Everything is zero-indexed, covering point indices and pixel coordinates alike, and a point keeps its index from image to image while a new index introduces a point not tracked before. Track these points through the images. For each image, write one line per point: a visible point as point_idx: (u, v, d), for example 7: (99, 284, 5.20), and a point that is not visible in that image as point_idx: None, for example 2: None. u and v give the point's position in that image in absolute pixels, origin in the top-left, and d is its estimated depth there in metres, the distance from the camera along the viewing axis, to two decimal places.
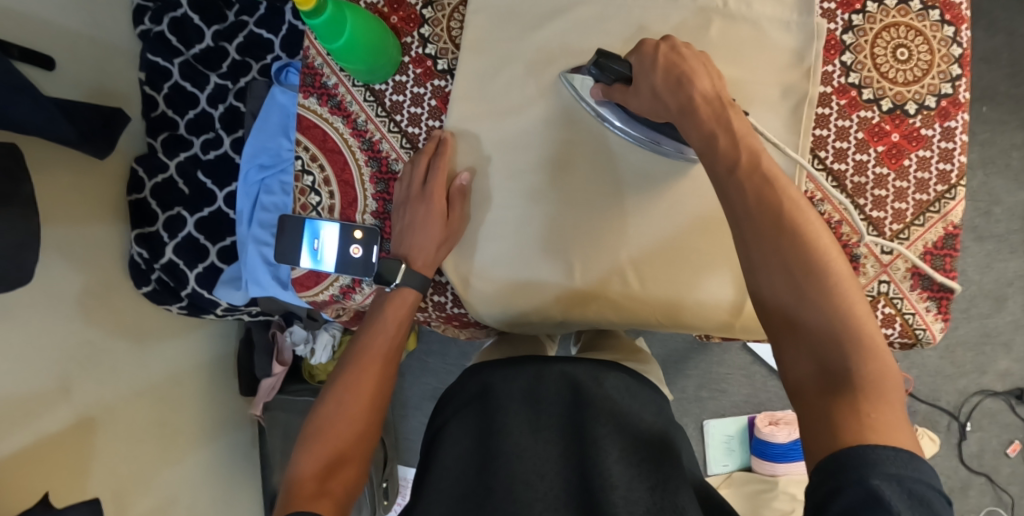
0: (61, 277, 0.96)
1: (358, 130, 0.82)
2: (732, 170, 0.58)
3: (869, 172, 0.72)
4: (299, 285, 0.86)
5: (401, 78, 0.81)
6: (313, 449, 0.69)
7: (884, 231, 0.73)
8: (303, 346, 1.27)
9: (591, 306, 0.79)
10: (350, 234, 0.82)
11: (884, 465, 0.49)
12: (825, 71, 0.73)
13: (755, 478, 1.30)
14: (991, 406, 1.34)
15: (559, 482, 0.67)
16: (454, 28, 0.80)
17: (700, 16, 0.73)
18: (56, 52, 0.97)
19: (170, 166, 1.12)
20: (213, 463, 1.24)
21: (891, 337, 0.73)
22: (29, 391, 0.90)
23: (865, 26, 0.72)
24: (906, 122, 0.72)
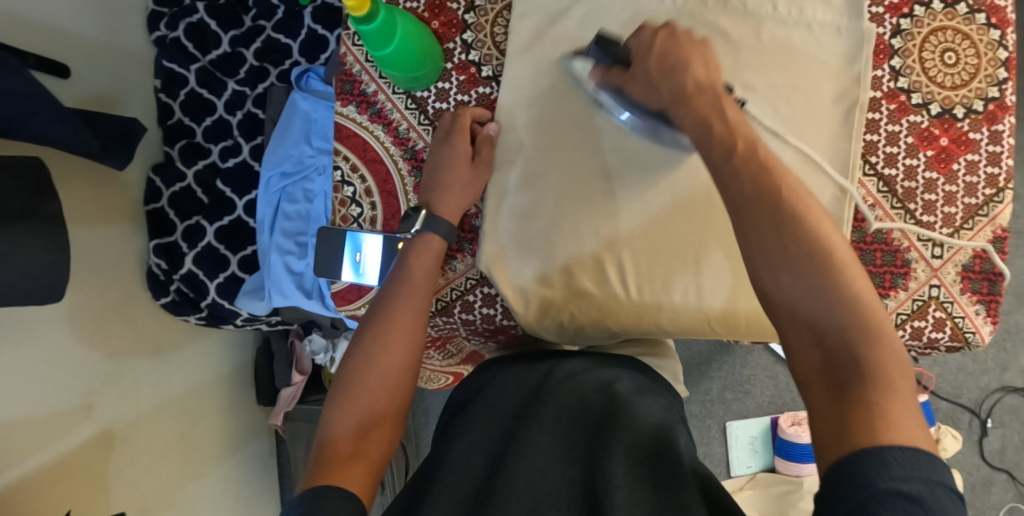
0: (82, 290, 0.94)
1: (400, 138, 0.81)
2: (728, 157, 0.53)
3: (919, 177, 0.72)
4: (338, 299, 0.84)
5: (444, 85, 0.81)
6: (342, 409, 0.63)
7: (935, 236, 0.72)
8: (323, 354, 1.23)
9: (645, 315, 0.77)
10: (394, 246, 0.80)
11: (894, 468, 0.40)
12: (874, 75, 0.72)
13: (780, 478, 1.29)
14: (1013, 402, 1.34)
15: (566, 479, 0.61)
16: (498, 34, 0.80)
17: (748, 22, 0.73)
18: (73, 61, 0.95)
19: (189, 175, 1.09)
20: (233, 475, 1.22)
21: (941, 341, 0.73)
22: (50, 409, 0.88)
23: (913, 30, 0.72)
24: (954, 126, 0.71)
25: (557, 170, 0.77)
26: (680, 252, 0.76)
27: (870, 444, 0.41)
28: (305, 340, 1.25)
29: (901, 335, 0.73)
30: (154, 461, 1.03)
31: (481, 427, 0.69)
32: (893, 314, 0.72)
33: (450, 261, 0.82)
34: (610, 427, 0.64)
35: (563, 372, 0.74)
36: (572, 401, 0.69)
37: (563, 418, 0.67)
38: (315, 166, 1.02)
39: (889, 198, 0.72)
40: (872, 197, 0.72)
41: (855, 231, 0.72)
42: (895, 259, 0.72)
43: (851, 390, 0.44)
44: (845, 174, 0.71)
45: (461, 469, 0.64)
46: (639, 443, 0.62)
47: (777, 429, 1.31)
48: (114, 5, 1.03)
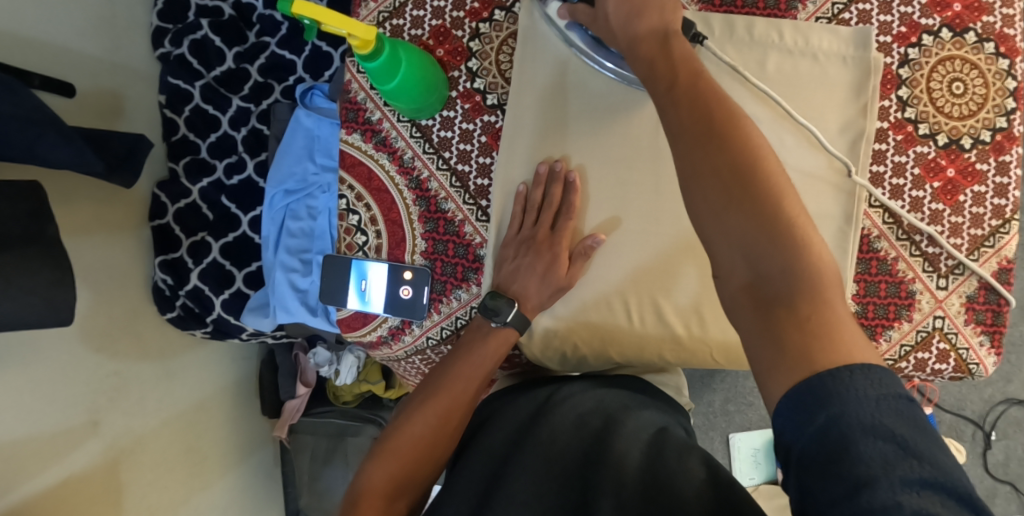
0: (88, 308, 0.94)
1: (405, 168, 0.82)
2: (672, 86, 0.57)
3: (925, 209, 0.72)
4: (345, 326, 0.85)
5: (448, 114, 0.81)
6: (380, 466, 0.69)
7: (940, 267, 0.72)
8: (327, 367, 1.23)
9: (648, 349, 0.80)
10: (399, 275, 0.81)
11: (845, 394, 0.46)
12: (881, 106, 0.72)
13: (782, 491, 1.30)
14: (1017, 414, 1.34)
15: (557, 498, 0.62)
16: (503, 61, 0.80)
17: (757, 51, 0.72)
18: (78, 80, 0.95)
19: (194, 191, 1.09)
20: (239, 487, 1.23)
21: (944, 373, 0.73)
22: (58, 427, 0.88)
23: (920, 60, 0.71)
24: (962, 156, 0.71)
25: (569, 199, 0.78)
26: (681, 282, 0.78)
27: (826, 367, 0.47)
28: (309, 353, 1.25)
29: (904, 366, 0.73)
30: (161, 474, 1.04)
31: (481, 451, 0.69)
32: (897, 345, 0.72)
33: (454, 291, 0.82)
34: (605, 446, 0.65)
35: (564, 394, 0.75)
36: (569, 422, 0.70)
37: (558, 438, 0.67)
38: (318, 183, 1.02)
39: (895, 229, 0.72)
40: (877, 228, 0.72)
41: (859, 262, 0.72)
42: (899, 291, 0.72)
43: (777, 307, 0.50)
44: (849, 207, 0.71)
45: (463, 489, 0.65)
46: (630, 462, 0.63)
47: None
48: (119, 22, 1.03)
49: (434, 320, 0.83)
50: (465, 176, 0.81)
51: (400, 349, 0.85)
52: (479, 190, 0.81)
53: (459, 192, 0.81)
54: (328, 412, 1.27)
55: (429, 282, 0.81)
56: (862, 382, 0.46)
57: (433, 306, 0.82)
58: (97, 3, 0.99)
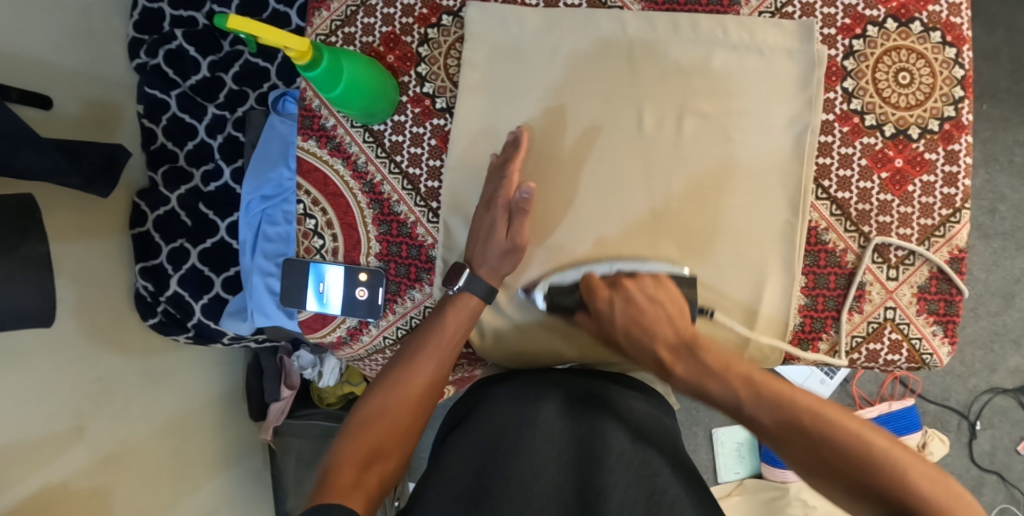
0: (70, 316, 0.96)
1: (359, 172, 0.83)
2: (739, 409, 0.64)
3: (873, 199, 0.74)
4: (305, 327, 0.86)
5: (400, 118, 0.82)
6: (352, 442, 0.68)
7: (890, 258, 0.74)
8: (311, 369, 1.27)
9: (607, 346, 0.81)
10: (355, 276, 0.83)
11: None
12: (826, 98, 0.75)
13: (767, 484, 1.30)
14: (1002, 403, 1.35)
15: (553, 484, 0.67)
16: (451, 66, 0.82)
17: (701, 49, 0.76)
18: (56, 92, 0.96)
19: (172, 199, 1.11)
20: (226, 489, 1.25)
21: (899, 363, 0.75)
22: (43, 432, 0.91)
23: (864, 52, 0.74)
24: (909, 146, 0.73)
25: (562, 185, 0.78)
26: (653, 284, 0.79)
27: None
28: (293, 356, 1.28)
29: (857, 357, 0.76)
30: (147, 478, 1.06)
31: (478, 433, 0.72)
32: (849, 336, 0.75)
33: (408, 291, 0.83)
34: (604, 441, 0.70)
35: (556, 378, 0.79)
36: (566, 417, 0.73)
37: (558, 422, 0.72)
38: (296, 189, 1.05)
39: (842, 221, 0.75)
40: (825, 220, 0.75)
41: (808, 254, 0.75)
42: (848, 283, 0.75)
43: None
44: (796, 198, 0.74)
45: (460, 470, 0.68)
46: (620, 464, 0.68)
47: None
48: (96, 34, 1.05)
49: (389, 320, 0.84)
50: (416, 179, 0.82)
51: (360, 348, 0.87)
52: (429, 192, 0.82)
53: (410, 195, 0.82)
54: (312, 414, 1.28)
55: (383, 283, 0.82)
56: None
57: (388, 306, 0.84)
58: (74, 16, 1.00)
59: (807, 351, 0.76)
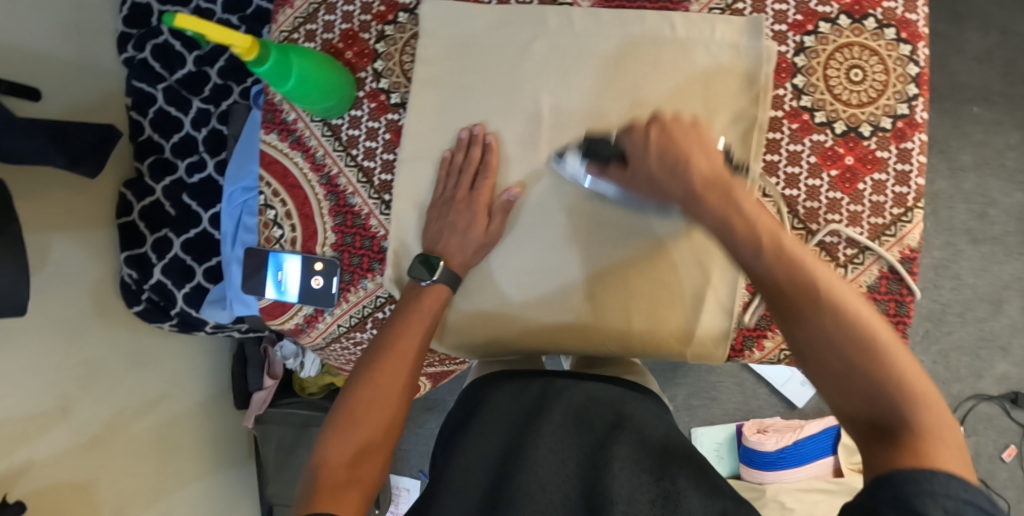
0: (55, 300, 0.99)
1: (317, 165, 0.85)
2: (757, 255, 0.61)
3: (822, 197, 0.75)
4: (266, 314, 0.88)
5: (356, 113, 0.85)
6: (339, 437, 0.68)
7: (839, 256, 0.75)
8: (293, 359, 1.29)
9: (574, 339, 0.82)
10: (311, 266, 0.84)
11: (938, 492, 0.48)
12: (776, 94, 0.76)
13: (744, 485, 1.30)
14: (986, 410, 1.34)
15: (560, 497, 0.66)
16: (406, 62, 0.84)
17: (649, 45, 0.77)
18: (47, 83, 0.98)
19: (157, 189, 1.14)
20: (211, 474, 1.28)
21: None
22: (29, 411, 0.94)
23: (815, 49, 0.75)
24: (860, 144, 0.75)
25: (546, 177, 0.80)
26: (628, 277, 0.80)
27: (920, 467, 0.50)
28: (277, 346, 1.30)
29: None
30: (130, 460, 1.09)
31: (480, 439, 0.72)
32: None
33: (361, 281, 0.85)
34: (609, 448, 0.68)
35: (563, 385, 0.77)
36: (569, 420, 0.72)
37: (564, 431, 0.71)
38: None
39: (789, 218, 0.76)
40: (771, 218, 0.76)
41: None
42: None
43: (899, 439, 0.53)
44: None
45: (467, 477, 0.69)
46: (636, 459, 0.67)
47: (742, 436, 1.31)
48: (86, 27, 1.07)
49: (344, 308, 0.86)
50: (370, 171, 0.85)
51: (317, 336, 0.89)
52: (383, 185, 0.84)
53: (365, 187, 0.85)
54: (295, 402, 1.31)
55: (338, 273, 0.84)
56: (954, 487, 0.48)
57: (342, 295, 0.86)
58: (65, 8, 1.02)
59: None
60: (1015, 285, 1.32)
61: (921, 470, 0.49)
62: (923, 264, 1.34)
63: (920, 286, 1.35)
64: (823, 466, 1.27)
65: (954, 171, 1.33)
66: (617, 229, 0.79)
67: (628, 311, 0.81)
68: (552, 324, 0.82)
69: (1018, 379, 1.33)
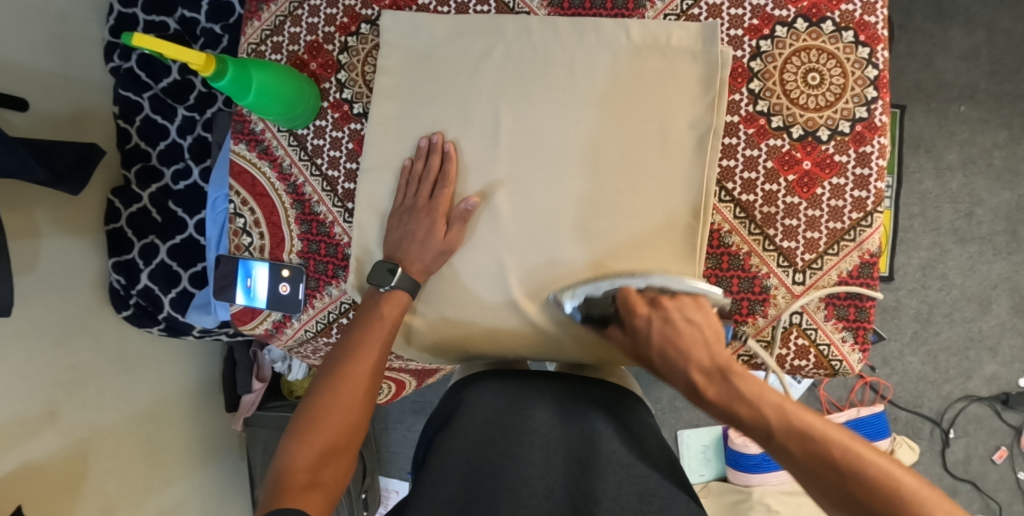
0: (43, 307, 1.01)
1: (284, 174, 0.88)
2: (766, 437, 0.63)
3: (779, 202, 0.77)
4: (238, 319, 0.93)
5: (321, 123, 0.87)
6: (302, 442, 0.69)
7: (796, 262, 0.77)
8: (281, 362, 1.31)
9: (534, 346, 0.83)
10: (278, 273, 0.88)
11: None
12: (732, 99, 0.78)
13: (732, 488, 1.30)
14: (977, 411, 1.33)
15: (545, 489, 0.66)
16: (368, 72, 0.86)
17: (603, 52, 0.79)
18: (32, 96, 1.00)
19: (143, 196, 1.16)
20: (200, 477, 1.31)
21: (806, 368, 0.79)
22: (17, 416, 0.96)
23: (771, 53, 0.77)
24: (818, 148, 0.77)
25: (506, 186, 0.81)
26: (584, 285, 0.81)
27: None
28: (265, 350, 1.33)
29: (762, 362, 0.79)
30: (118, 464, 1.11)
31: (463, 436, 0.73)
32: (752, 341, 0.79)
33: (326, 287, 0.88)
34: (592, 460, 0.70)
35: (541, 392, 0.78)
36: (550, 429, 0.73)
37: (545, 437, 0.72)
38: None
39: (746, 224, 0.78)
40: (728, 224, 0.78)
41: (710, 257, 0.79)
42: (753, 286, 0.78)
43: None
44: (698, 200, 0.77)
45: (445, 470, 0.69)
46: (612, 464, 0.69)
47: (728, 438, 1.31)
48: (72, 39, 1.09)
49: (310, 314, 0.90)
50: (335, 181, 0.87)
51: (287, 339, 0.92)
52: (346, 194, 0.87)
53: (329, 196, 0.87)
54: (280, 406, 1.33)
55: (303, 279, 0.88)
56: None
57: (308, 301, 0.89)
58: (50, 22, 1.05)
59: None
60: (1002, 285, 1.32)
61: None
62: (910, 264, 1.34)
63: (908, 287, 1.35)
64: None
65: (940, 171, 1.33)
66: (573, 238, 0.80)
67: (584, 319, 0.81)
68: (506, 330, 0.83)
69: (1007, 380, 1.32)
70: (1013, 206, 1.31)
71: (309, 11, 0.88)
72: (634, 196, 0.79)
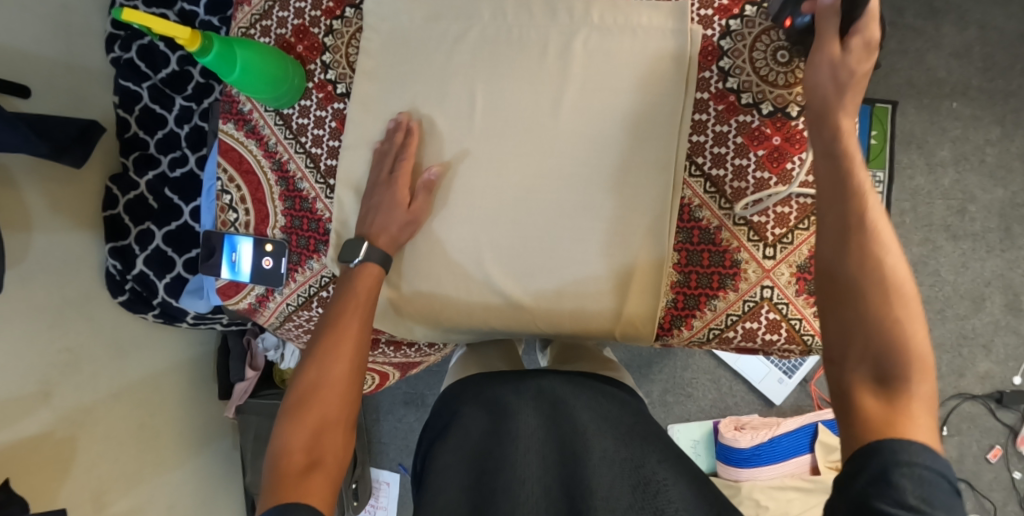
0: (40, 288, 1.03)
1: (269, 152, 0.91)
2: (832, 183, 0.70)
3: (750, 177, 0.79)
4: (223, 294, 0.96)
5: (305, 103, 0.90)
6: (294, 425, 0.70)
7: (766, 236, 0.79)
8: (274, 351, 1.32)
9: (510, 319, 0.85)
10: (262, 247, 0.91)
11: (907, 454, 0.55)
12: (703, 76, 0.81)
13: (720, 483, 1.29)
14: (970, 409, 1.32)
15: (541, 489, 0.68)
16: (351, 54, 0.89)
17: (570, 30, 0.82)
18: (33, 81, 1.03)
19: (140, 184, 1.19)
20: (191, 464, 1.32)
21: (778, 342, 0.81)
22: (12, 394, 0.97)
23: (740, 32, 0.80)
24: (787, 124, 0.79)
25: (481, 159, 0.83)
26: (561, 257, 0.82)
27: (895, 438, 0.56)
28: (258, 338, 1.33)
29: (733, 335, 0.82)
30: (110, 446, 1.13)
31: (460, 445, 0.75)
32: (724, 314, 0.81)
33: (307, 261, 0.90)
34: (583, 440, 0.71)
35: (531, 388, 0.81)
36: (539, 419, 0.75)
37: (536, 429, 0.74)
38: None
39: (717, 198, 0.80)
40: (698, 198, 0.81)
41: (681, 231, 0.82)
42: (724, 259, 0.81)
43: (886, 382, 0.60)
44: (669, 175, 0.79)
45: (448, 479, 0.71)
46: (612, 450, 0.70)
47: (718, 433, 1.31)
48: (74, 29, 1.12)
49: (292, 287, 0.92)
50: (318, 157, 0.90)
51: (269, 314, 0.96)
52: (328, 170, 0.89)
53: (312, 172, 0.90)
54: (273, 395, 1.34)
55: (286, 253, 0.91)
56: (917, 449, 0.55)
57: (291, 275, 0.92)
58: (53, 12, 1.08)
59: (678, 327, 0.83)
60: (995, 282, 1.32)
61: (898, 441, 0.56)
62: None
63: None
64: (800, 464, 1.25)
65: (932, 167, 1.33)
66: (547, 209, 0.82)
67: (557, 291, 0.82)
68: (477, 298, 0.85)
69: (1001, 378, 1.32)
70: (1006, 202, 1.32)
71: None
72: (601, 168, 0.80)
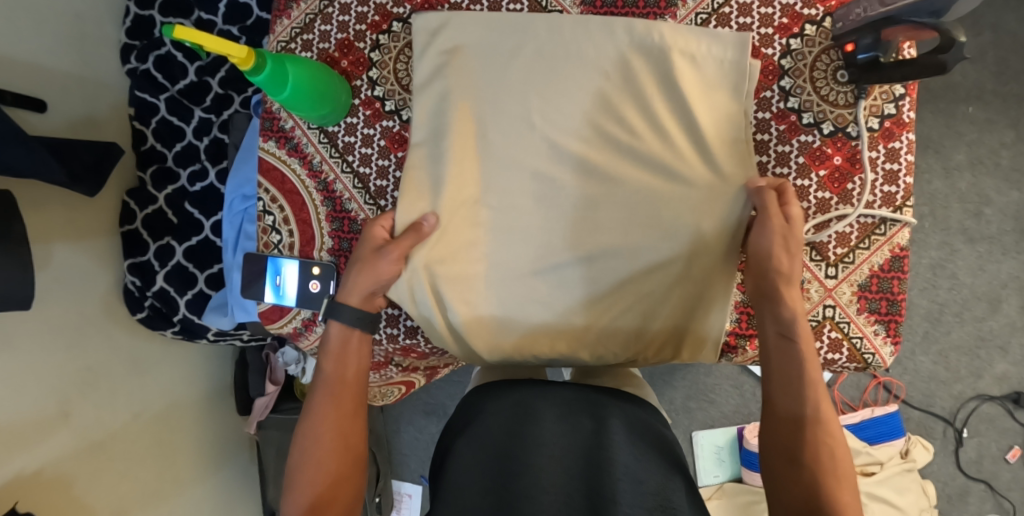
0: (57, 307, 1.00)
1: (314, 171, 0.93)
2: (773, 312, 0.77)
3: (812, 197, 0.85)
4: (265, 318, 0.96)
5: (351, 120, 0.92)
6: (294, 500, 0.74)
7: (829, 255, 0.86)
8: (295, 365, 1.31)
9: (573, 339, 0.87)
10: (308, 270, 0.92)
11: None
12: (764, 96, 0.86)
13: (746, 488, 1.30)
14: (988, 410, 1.34)
15: (563, 494, 0.67)
16: (399, 70, 0.91)
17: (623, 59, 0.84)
18: (48, 94, 1.00)
19: (159, 198, 1.16)
20: (211, 480, 1.30)
21: (841, 360, 0.87)
22: (31, 418, 0.95)
23: (800, 51, 0.85)
24: (847, 144, 0.84)
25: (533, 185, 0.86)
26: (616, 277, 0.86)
27: None
28: (278, 352, 1.33)
29: None
30: (131, 466, 1.10)
31: (477, 445, 0.74)
32: None
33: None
34: (607, 452, 0.69)
35: (545, 395, 0.78)
36: (557, 426, 0.73)
37: (555, 435, 0.72)
38: None
39: None
40: None
41: None
42: None
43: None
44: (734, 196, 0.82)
45: (469, 480, 0.71)
46: (632, 465, 0.69)
47: (743, 439, 1.31)
48: (88, 40, 1.09)
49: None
50: (365, 176, 0.92)
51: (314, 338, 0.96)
52: (378, 191, 0.92)
53: (360, 193, 0.92)
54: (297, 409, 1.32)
55: (335, 277, 0.91)
56: None
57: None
58: (67, 22, 1.04)
59: (743, 345, 0.89)
60: (1012, 284, 1.33)
61: None
62: (920, 264, 1.35)
63: (919, 286, 1.36)
64: None
65: (948, 171, 1.34)
66: (607, 233, 0.85)
67: (617, 311, 0.86)
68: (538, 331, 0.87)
69: (1018, 379, 1.33)
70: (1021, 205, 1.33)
71: (339, 9, 0.93)
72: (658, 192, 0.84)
